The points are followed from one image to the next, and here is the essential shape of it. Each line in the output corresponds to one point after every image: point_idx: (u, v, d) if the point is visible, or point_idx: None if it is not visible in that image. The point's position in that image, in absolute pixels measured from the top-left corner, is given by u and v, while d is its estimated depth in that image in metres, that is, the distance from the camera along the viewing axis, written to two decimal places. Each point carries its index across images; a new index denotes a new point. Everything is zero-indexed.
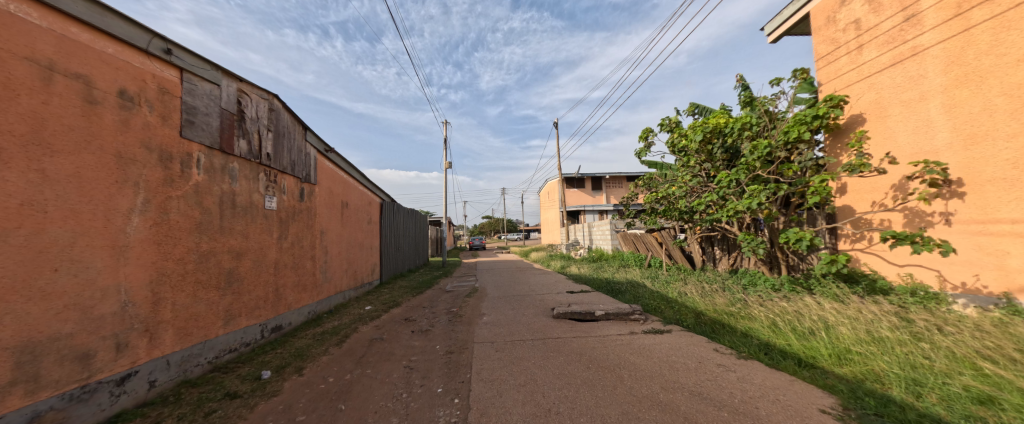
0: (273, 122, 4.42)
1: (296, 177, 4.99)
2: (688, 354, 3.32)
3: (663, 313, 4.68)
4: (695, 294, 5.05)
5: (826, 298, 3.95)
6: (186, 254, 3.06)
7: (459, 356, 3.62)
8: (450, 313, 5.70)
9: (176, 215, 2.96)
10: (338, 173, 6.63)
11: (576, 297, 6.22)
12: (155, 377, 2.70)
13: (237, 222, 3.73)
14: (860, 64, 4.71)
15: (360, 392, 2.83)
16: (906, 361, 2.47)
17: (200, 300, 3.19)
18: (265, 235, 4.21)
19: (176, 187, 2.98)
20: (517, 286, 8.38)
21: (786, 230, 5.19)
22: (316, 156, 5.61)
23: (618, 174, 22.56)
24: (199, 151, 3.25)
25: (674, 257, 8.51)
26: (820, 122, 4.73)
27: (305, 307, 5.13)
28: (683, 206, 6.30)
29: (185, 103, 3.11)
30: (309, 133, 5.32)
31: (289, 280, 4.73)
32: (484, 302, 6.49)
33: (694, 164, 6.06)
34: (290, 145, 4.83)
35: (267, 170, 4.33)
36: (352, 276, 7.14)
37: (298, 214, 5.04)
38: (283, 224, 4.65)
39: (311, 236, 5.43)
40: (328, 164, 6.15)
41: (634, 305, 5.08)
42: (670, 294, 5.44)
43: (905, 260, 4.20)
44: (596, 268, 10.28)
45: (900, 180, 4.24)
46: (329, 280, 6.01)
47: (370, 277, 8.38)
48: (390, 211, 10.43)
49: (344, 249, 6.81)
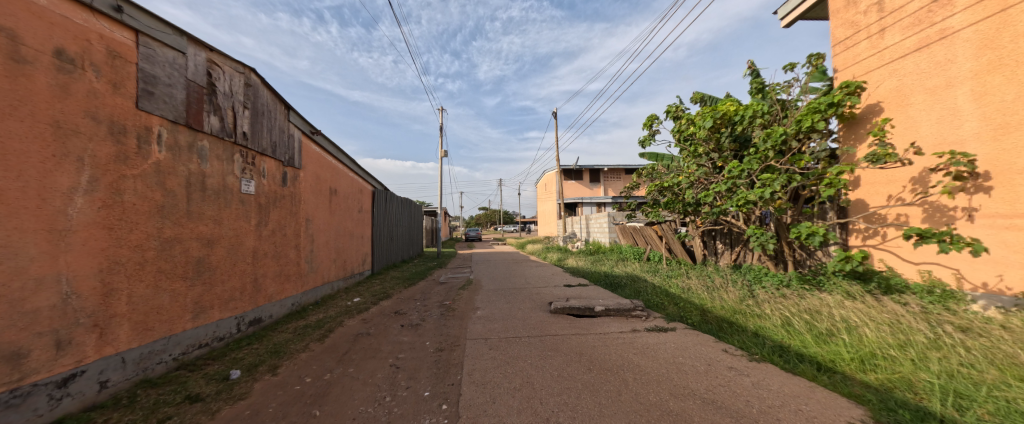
0: (250, 99, 4.05)
1: (277, 160, 4.63)
2: (696, 355, 3.10)
3: (666, 310, 4.47)
4: (700, 290, 4.83)
5: (840, 296, 3.74)
6: (145, 241, 2.75)
7: (450, 354, 3.37)
8: (442, 306, 5.45)
9: (132, 197, 2.64)
10: (327, 158, 6.28)
11: (574, 291, 6.00)
12: (107, 376, 2.41)
13: (207, 206, 3.40)
14: (881, 49, 4.41)
15: (339, 395, 2.56)
16: (941, 369, 2.25)
17: (163, 291, 2.89)
18: (241, 221, 3.88)
19: (132, 165, 2.65)
20: (511, 278, 8.15)
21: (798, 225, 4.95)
22: (300, 138, 5.25)
23: (616, 166, 22.24)
24: (161, 125, 2.91)
25: (674, 251, 8.31)
26: (835, 110, 4.47)
27: (288, 299, 4.84)
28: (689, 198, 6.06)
29: (141, 70, 2.74)
30: (293, 113, 4.95)
31: (269, 269, 4.43)
32: (479, 295, 6.24)
33: (701, 153, 5.79)
34: (271, 125, 4.47)
35: (244, 151, 3.98)
36: (341, 267, 6.86)
37: (280, 200, 4.71)
38: (263, 210, 4.34)
39: (295, 224, 5.11)
40: (315, 148, 5.80)
41: (635, 300, 4.86)
42: (673, 290, 5.22)
43: (921, 258, 4.00)
44: (595, 261, 10.05)
45: (920, 173, 4.00)
46: (316, 270, 5.73)
47: (361, 267, 8.08)
48: (383, 199, 10.09)
49: (333, 238, 6.51)
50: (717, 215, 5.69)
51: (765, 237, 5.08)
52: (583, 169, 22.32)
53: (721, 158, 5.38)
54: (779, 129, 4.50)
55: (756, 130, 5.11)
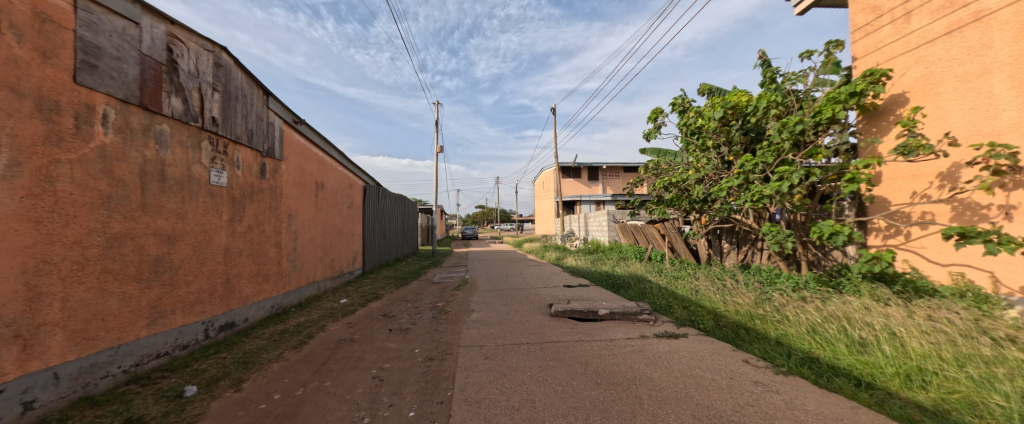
0: (221, 81, 3.66)
1: (254, 150, 4.25)
2: (714, 366, 2.78)
3: (675, 314, 4.17)
4: (711, 292, 4.52)
5: (866, 300, 3.44)
6: (86, 237, 2.37)
7: (441, 364, 3.02)
8: (435, 308, 5.10)
9: (67, 186, 2.26)
10: (313, 149, 5.88)
11: (575, 292, 5.68)
12: (33, 396, 2.03)
13: (168, 198, 3.02)
14: (906, 34, 4.11)
15: (309, 416, 2.21)
16: (1009, 389, 1.93)
17: (109, 294, 2.51)
18: (210, 216, 3.50)
19: (67, 148, 2.27)
20: (508, 278, 7.82)
21: (817, 223, 4.59)
22: (281, 127, 4.86)
23: (615, 164, 21.94)
24: (107, 104, 2.52)
25: (677, 250, 8.03)
26: (858, 100, 4.09)
27: (267, 301, 4.47)
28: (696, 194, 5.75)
29: (81, 39, 2.36)
30: (272, 99, 4.56)
31: (244, 269, 4.05)
32: (474, 296, 5.90)
33: (710, 147, 5.47)
34: (246, 111, 4.08)
35: (214, 139, 3.60)
36: (328, 266, 6.48)
37: (257, 193, 4.33)
38: (238, 204, 3.96)
39: (276, 220, 4.72)
40: (299, 139, 5.41)
41: (641, 303, 4.55)
42: (681, 292, 4.91)
43: (950, 259, 3.73)
44: (594, 260, 9.74)
45: (950, 168, 3.72)
46: (299, 270, 5.36)
47: (350, 266, 7.70)
48: (375, 195, 9.70)
49: (319, 236, 6.13)
50: (727, 212, 5.38)
51: (781, 237, 4.74)
52: (581, 167, 21.99)
53: (732, 152, 5.04)
54: (797, 120, 4.17)
55: (770, 122, 4.78)
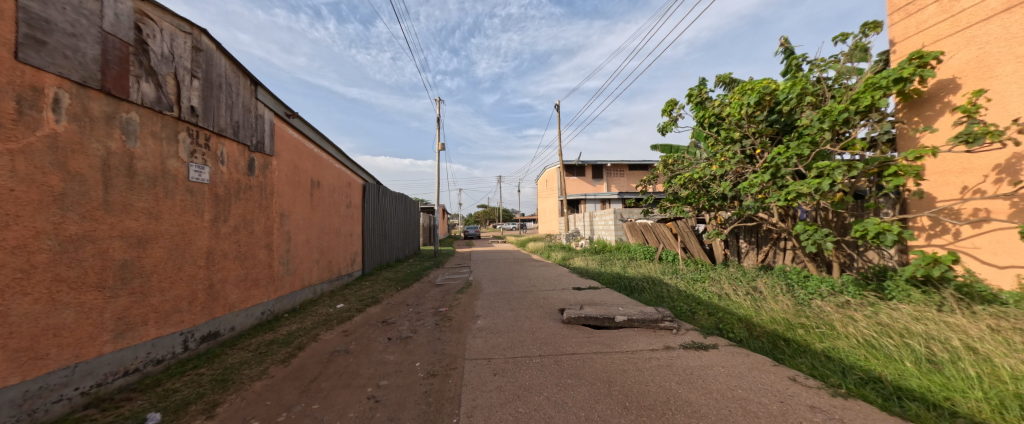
0: (202, 67, 3.32)
1: (241, 144, 3.91)
2: (757, 386, 2.42)
3: (699, 321, 3.81)
4: (737, 297, 4.16)
5: (920, 307, 3.08)
6: (34, 240, 2.04)
7: (445, 382, 2.68)
8: (438, 314, 4.76)
9: (8, 180, 1.92)
10: (307, 144, 5.54)
11: (587, 296, 5.33)
12: None
13: (138, 196, 2.69)
14: (955, 13, 3.68)
15: None
16: None
17: (63, 306, 2.18)
18: (189, 215, 3.17)
19: (8, 136, 1.93)
20: (513, 280, 7.49)
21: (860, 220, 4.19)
22: (272, 120, 4.52)
23: (620, 161, 21.53)
24: (60, 87, 2.19)
25: (691, 250, 7.68)
26: (902, 86, 3.66)
27: (256, 307, 4.14)
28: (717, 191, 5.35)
29: (25, 10, 2.02)
30: (261, 90, 4.23)
31: (230, 273, 3.72)
32: (479, 300, 5.56)
33: (733, 140, 5.07)
34: (230, 101, 3.74)
35: (194, 131, 3.27)
36: (325, 268, 6.15)
37: (245, 191, 3.99)
38: (222, 202, 3.62)
39: (266, 220, 4.39)
40: (292, 133, 5.07)
41: (661, 309, 4.19)
42: (702, 296, 4.54)
43: (1010, 260, 3.34)
44: (602, 261, 9.37)
45: (1010, 158, 3.32)
46: (293, 273, 5.03)
47: (349, 267, 7.37)
48: (375, 194, 9.36)
49: (316, 236, 5.81)
50: (754, 210, 4.98)
51: (819, 235, 4.38)
52: (585, 165, 21.60)
53: (757, 145, 4.62)
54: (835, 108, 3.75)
55: (802, 111, 4.38)
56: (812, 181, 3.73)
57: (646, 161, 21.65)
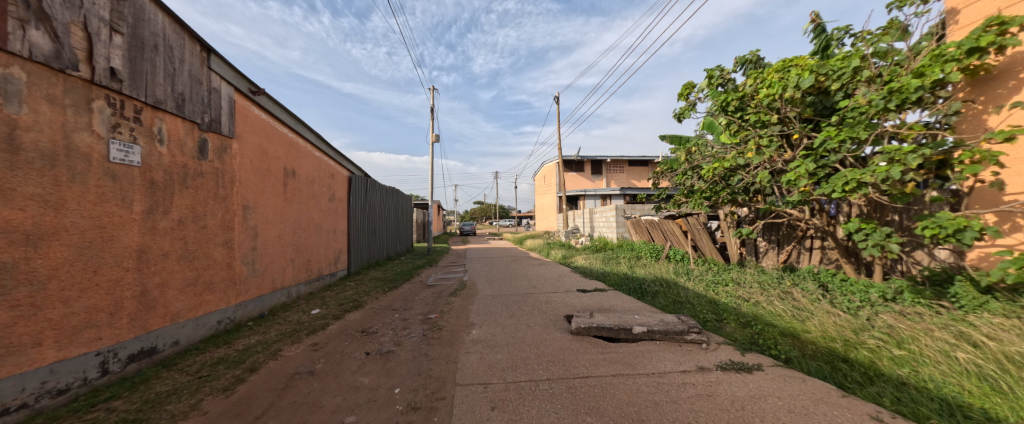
0: (128, 21, 2.67)
1: (188, 121, 3.26)
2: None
3: (731, 332, 3.25)
4: (771, 306, 3.60)
5: (1008, 321, 2.53)
6: None
7: (429, 419, 2.08)
8: (427, 321, 4.16)
9: None
10: (277, 127, 4.85)
11: (595, 301, 4.76)
12: None
13: (22, 178, 2.03)
14: None
15: None
16: None
17: None
18: (107, 205, 2.51)
19: None
20: (511, 280, 6.90)
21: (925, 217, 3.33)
22: (230, 97, 3.84)
23: (620, 157, 20.97)
24: None
25: (702, 248, 7.18)
26: (975, 59, 3.10)
27: (210, 316, 3.50)
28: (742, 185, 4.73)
29: None
30: (215, 58, 3.57)
31: (173, 277, 3.08)
32: (474, 304, 4.97)
33: (762, 126, 4.44)
34: (172, 68, 3.08)
35: (118, 100, 2.61)
36: (302, 268, 5.50)
37: (194, 178, 3.34)
38: (161, 190, 2.97)
39: (224, 213, 3.74)
40: (258, 114, 4.38)
41: (683, 317, 3.64)
42: (729, 303, 3.98)
43: None
44: (606, 260, 8.82)
45: None
46: (261, 274, 4.39)
47: (332, 267, 6.74)
48: (363, 187, 8.70)
49: (290, 232, 5.17)
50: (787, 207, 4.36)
51: (878, 236, 3.54)
52: (585, 160, 21.02)
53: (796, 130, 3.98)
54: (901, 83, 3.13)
55: (847, 91, 3.78)
56: (874, 170, 3.00)
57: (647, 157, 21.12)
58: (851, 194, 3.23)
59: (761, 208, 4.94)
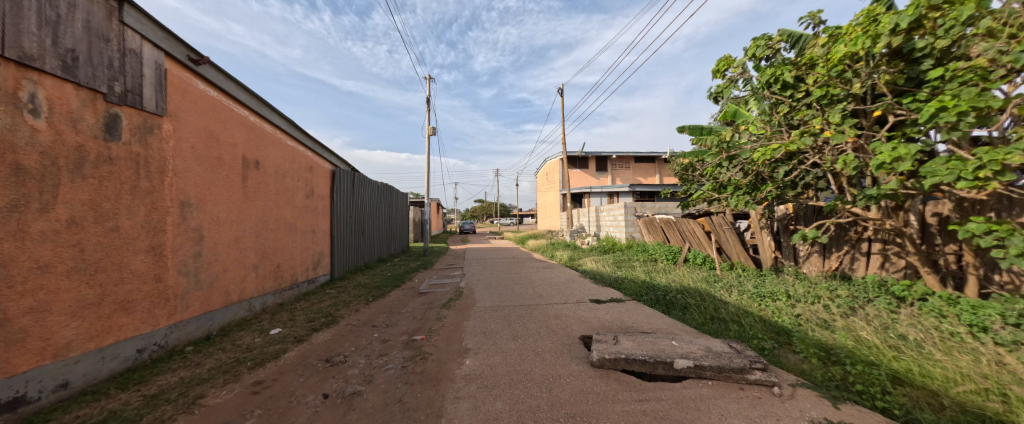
0: None
1: (84, 88, 2.44)
2: None
3: (807, 369, 2.45)
4: (853, 331, 2.77)
5: None
6: None
7: None
8: (411, 346, 3.36)
9: None
10: (233, 108, 4.02)
11: (615, 320, 3.96)
12: None
13: None
14: None
15: None
16: None
17: None
18: None
19: None
20: (513, 288, 6.11)
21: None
22: (156, 63, 3.00)
23: (626, 153, 20.09)
24: None
25: (730, 252, 6.38)
26: None
27: (123, 345, 2.69)
28: (794, 177, 3.84)
29: None
30: (129, 10, 2.74)
31: (57, 296, 2.26)
32: (470, 320, 4.18)
33: (825, 105, 3.58)
34: (52, 12, 2.26)
35: None
36: (269, 275, 4.69)
37: (99, 164, 2.53)
38: (34, 179, 2.16)
39: (150, 210, 2.93)
40: (203, 88, 3.55)
41: (736, 345, 2.84)
42: (789, 324, 3.16)
43: None
44: (619, 263, 8.00)
45: None
46: (209, 286, 3.58)
47: (310, 272, 5.92)
48: (349, 183, 7.88)
49: (252, 234, 4.35)
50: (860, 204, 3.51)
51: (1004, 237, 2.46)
52: (589, 156, 20.16)
53: (875, 106, 3.12)
54: None
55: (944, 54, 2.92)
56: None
57: (653, 152, 20.25)
58: (982, 183, 2.36)
59: (821, 207, 4.00)
